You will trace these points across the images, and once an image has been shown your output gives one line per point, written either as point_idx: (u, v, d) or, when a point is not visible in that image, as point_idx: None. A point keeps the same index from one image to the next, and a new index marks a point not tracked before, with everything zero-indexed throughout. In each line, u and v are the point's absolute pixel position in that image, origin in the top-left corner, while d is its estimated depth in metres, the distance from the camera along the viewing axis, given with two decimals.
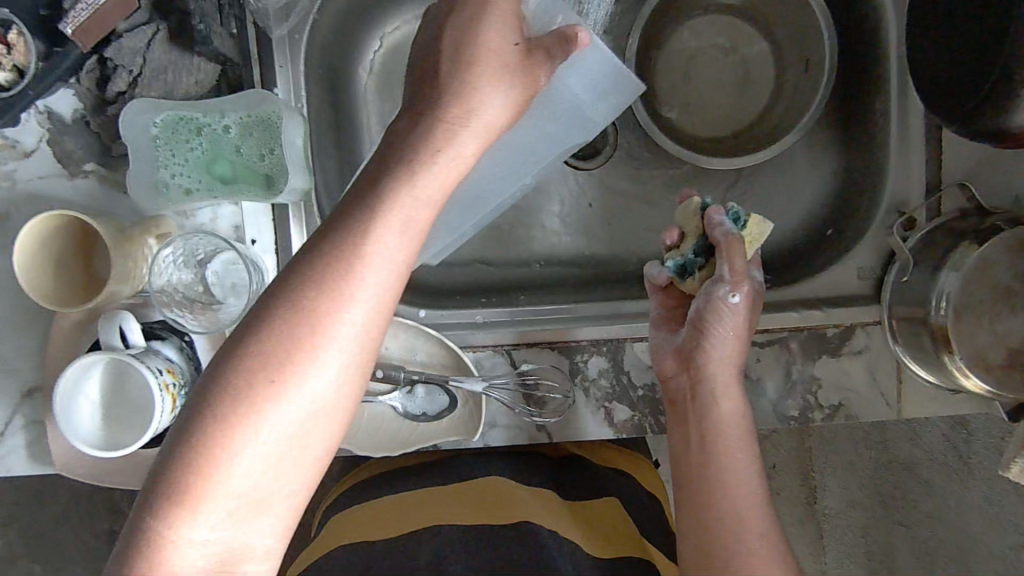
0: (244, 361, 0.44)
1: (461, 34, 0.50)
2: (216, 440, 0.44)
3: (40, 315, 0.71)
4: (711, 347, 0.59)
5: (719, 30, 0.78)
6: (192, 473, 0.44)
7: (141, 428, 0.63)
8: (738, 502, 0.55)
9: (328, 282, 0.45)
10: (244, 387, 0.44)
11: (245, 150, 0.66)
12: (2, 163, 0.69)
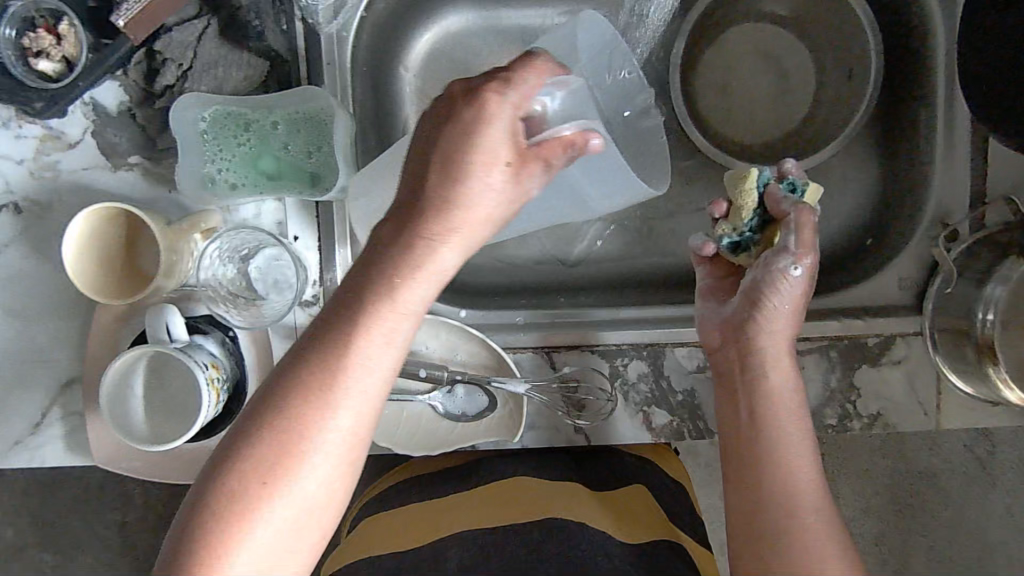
0: (250, 450, 0.47)
1: (459, 137, 0.47)
2: (227, 523, 0.46)
3: (79, 307, 0.71)
4: (763, 319, 0.59)
5: (761, 36, 0.78)
6: (199, 567, 0.46)
7: (185, 422, 0.63)
8: (791, 473, 0.55)
9: (311, 392, 0.47)
10: (238, 492, 0.46)
11: (293, 147, 0.67)
12: (46, 153, 0.69)
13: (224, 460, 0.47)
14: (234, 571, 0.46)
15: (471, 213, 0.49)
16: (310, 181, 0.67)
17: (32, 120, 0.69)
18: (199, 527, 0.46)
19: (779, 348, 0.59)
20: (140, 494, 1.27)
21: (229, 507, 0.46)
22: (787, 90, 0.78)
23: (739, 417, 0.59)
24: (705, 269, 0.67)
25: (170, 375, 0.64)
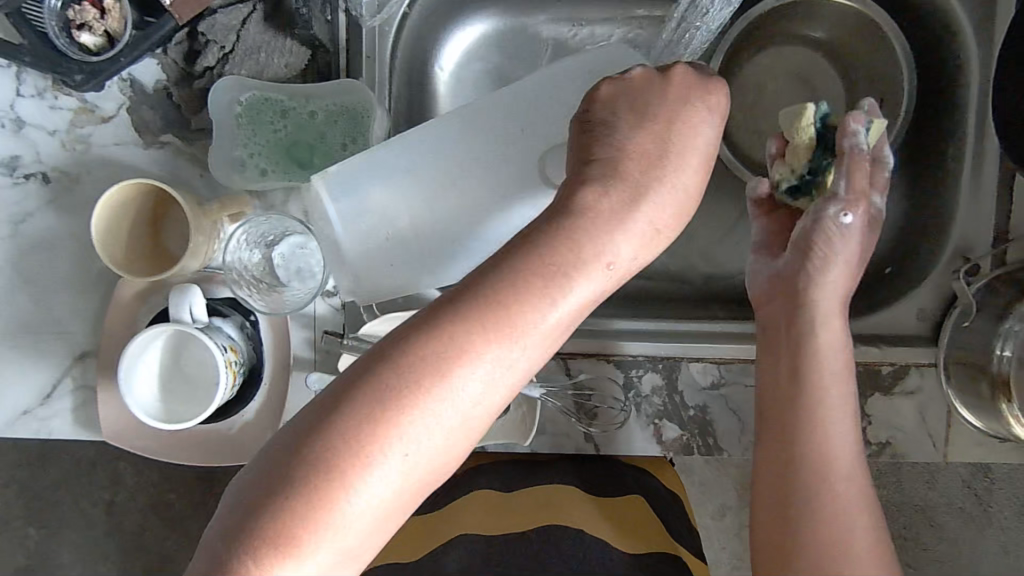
0: (373, 404, 0.40)
1: (654, 134, 0.49)
2: (321, 490, 0.39)
3: (99, 281, 0.71)
4: (817, 269, 0.58)
5: (794, 62, 0.79)
6: (299, 512, 0.39)
7: (202, 403, 0.63)
8: (831, 438, 0.56)
9: (466, 345, 0.41)
10: (362, 434, 0.40)
11: (326, 138, 0.67)
12: (80, 126, 0.70)
13: (351, 392, 0.41)
14: (336, 528, 0.39)
15: (653, 207, 0.47)
16: None
17: (68, 92, 0.69)
18: (283, 487, 0.39)
19: (832, 308, 0.58)
20: (130, 474, 1.26)
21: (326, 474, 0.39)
22: None
23: (778, 368, 0.58)
24: (759, 219, 0.65)
25: (189, 353, 0.64)
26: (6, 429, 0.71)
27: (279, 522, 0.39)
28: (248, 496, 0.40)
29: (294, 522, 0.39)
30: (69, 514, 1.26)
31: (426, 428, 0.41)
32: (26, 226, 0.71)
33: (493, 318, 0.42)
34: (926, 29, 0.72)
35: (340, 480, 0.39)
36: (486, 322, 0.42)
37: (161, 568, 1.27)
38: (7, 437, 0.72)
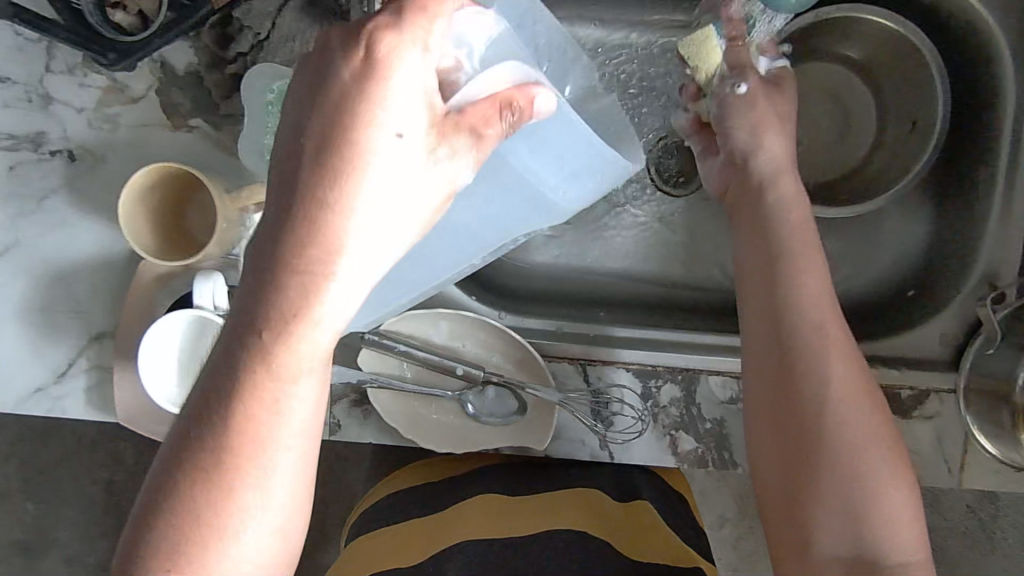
0: (245, 362, 0.39)
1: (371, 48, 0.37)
2: (233, 438, 0.39)
3: (118, 262, 0.71)
4: (751, 136, 0.62)
5: (824, 78, 0.79)
6: (212, 474, 0.39)
7: None
8: (815, 341, 0.53)
9: (287, 284, 0.38)
10: (245, 389, 0.40)
11: None
12: (108, 105, 0.69)
13: (227, 356, 0.40)
14: (263, 465, 0.40)
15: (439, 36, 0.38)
16: None
17: (97, 70, 0.68)
18: (191, 476, 0.39)
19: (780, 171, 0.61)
20: (130, 455, 1.26)
21: (215, 422, 0.40)
22: (842, 136, 0.79)
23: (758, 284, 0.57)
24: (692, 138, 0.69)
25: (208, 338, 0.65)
26: (20, 404, 0.71)
27: (198, 495, 0.39)
28: (164, 462, 0.40)
29: (204, 477, 0.40)
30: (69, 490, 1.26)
31: (287, 356, 0.40)
32: (48, 202, 0.70)
33: (320, 251, 0.38)
34: (963, 54, 0.71)
35: (239, 450, 0.40)
36: (327, 232, 0.38)
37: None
38: (21, 413, 0.71)
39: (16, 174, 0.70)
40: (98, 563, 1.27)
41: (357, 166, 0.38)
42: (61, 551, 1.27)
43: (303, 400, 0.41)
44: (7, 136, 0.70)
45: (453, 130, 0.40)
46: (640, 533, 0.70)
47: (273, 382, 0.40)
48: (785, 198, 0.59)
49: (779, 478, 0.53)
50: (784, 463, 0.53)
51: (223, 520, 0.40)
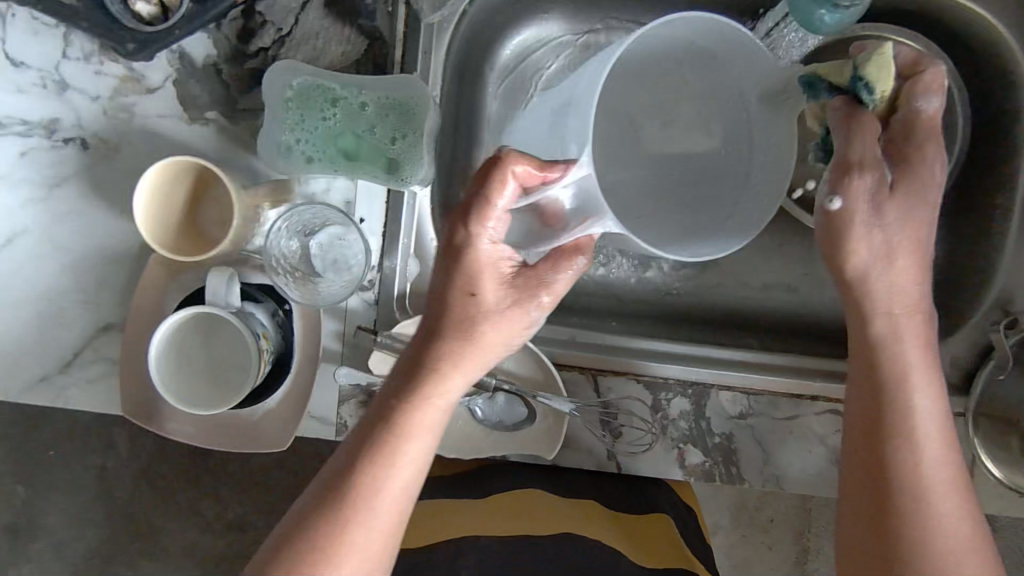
0: (379, 439, 0.50)
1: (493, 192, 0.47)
2: (358, 498, 0.49)
3: (128, 254, 0.70)
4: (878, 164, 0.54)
5: None
6: (343, 525, 0.49)
7: (230, 388, 0.63)
8: (916, 439, 0.54)
9: (418, 379, 0.51)
10: (372, 460, 0.50)
11: (375, 130, 0.66)
12: (123, 94, 0.68)
13: (365, 434, 0.51)
14: (381, 520, 0.50)
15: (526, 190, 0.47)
16: (386, 167, 0.66)
17: (115, 59, 0.68)
18: (325, 524, 0.49)
19: (916, 246, 0.55)
20: (125, 442, 1.26)
21: (337, 487, 0.50)
22: None
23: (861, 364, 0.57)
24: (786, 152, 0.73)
25: (221, 335, 0.64)
26: (24, 393, 0.71)
27: (332, 542, 0.49)
28: (303, 515, 0.50)
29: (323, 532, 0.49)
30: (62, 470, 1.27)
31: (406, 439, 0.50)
32: (60, 190, 0.69)
33: (441, 361, 0.50)
34: (986, 77, 0.71)
35: (362, 505, 0.49)
36: (446, 351, 0.50)
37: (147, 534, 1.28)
38: (24, 401, 0.71)
39: (28, 160, 0.69)
40: (86, 550, 1.28)
41: (467, 299, 0.50)
42: (51, 536, 1.28)
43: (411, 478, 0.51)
44: (21, 122, 0.69)
45: (536, 269, 0.50)
46: (648, 546, 0.70)
47: (398, 454, 0.50)
48: (916, 252, 0.55)
49: (858, 529, 0.55)
50: (864, 525, 0.55)
51: (344, 566, 0.48)
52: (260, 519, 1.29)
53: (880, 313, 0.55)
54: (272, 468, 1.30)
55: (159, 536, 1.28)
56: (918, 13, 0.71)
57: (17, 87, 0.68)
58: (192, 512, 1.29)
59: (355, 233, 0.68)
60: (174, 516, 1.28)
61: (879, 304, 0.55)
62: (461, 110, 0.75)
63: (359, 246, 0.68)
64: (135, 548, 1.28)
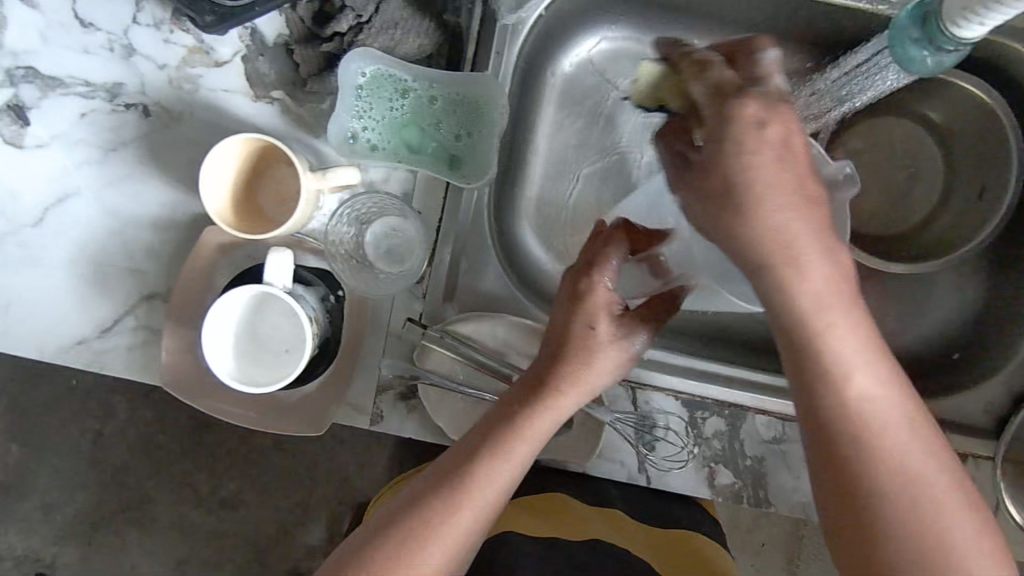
0: (494, 434, 0.50)
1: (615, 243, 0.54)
2: (463, 485, 0.48)
3: (179, 224, 0.70)
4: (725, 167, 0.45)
5: (899, 134, 0.79)
6: (442, 509, 0.48)
7: (279, 371, 0.63)
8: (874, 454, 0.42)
9: (540, 385, 0.51)
10: (485, 449, 0.49)
11: (442, 126, 0.67)
12: (190, 66, 0.68)
13: (480, 429, 0.51)
14: (478, 516, 0.48)
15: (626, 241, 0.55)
16: (448, 163, 0.67)
17: (186, 29, 0.67)
18: (425, 503, 0.48)
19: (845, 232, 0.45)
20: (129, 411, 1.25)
21: (406, 503, 0.48)
22: (911, 191, 0.79)
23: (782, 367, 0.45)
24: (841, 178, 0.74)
25: (271, 312, 0.64)
26: (60, 355, 0.70)
27: (428, 523, 0.47)
28: (405, 498, 0.49)
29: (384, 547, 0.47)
30: (59, 437, 1.32)
31: (489, 461, 0.49)
32: (115, 154, 0.69)
33: (561, 376, 0.51)
34: None
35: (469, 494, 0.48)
36: (559, 377, 0.51)
37: (134, 508, 1.32)
38: (60, 363, 0.70)
39: (87, 121, 0.69)
40: (75, 517, 1.33)
41: (585, 328, 0.51)
42: (39, 497, 1.33)
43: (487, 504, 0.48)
44: (84, 83, 0.68)
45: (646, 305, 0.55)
46: (671, 561, 0.68)
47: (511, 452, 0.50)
48: (790, 197, 0.44)
49: None
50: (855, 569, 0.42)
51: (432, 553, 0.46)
52: (253, 498, 1.33)
53: (789, 312, 0.44)
54: (271, 449, 1.32)
55: (149, 507, 1.33)
56: (981, 62, 0.72)
57: (84, 49, 0.68)
58: (185, 489, 1.32)
59: (413, 225, 0.68)
60: (163, 489, 1.32)
61: (761, 256, 0.44)
62: (520, 111, 0.75)
63: (416, 239, 0.68)
64: (124, 522, 1.33)
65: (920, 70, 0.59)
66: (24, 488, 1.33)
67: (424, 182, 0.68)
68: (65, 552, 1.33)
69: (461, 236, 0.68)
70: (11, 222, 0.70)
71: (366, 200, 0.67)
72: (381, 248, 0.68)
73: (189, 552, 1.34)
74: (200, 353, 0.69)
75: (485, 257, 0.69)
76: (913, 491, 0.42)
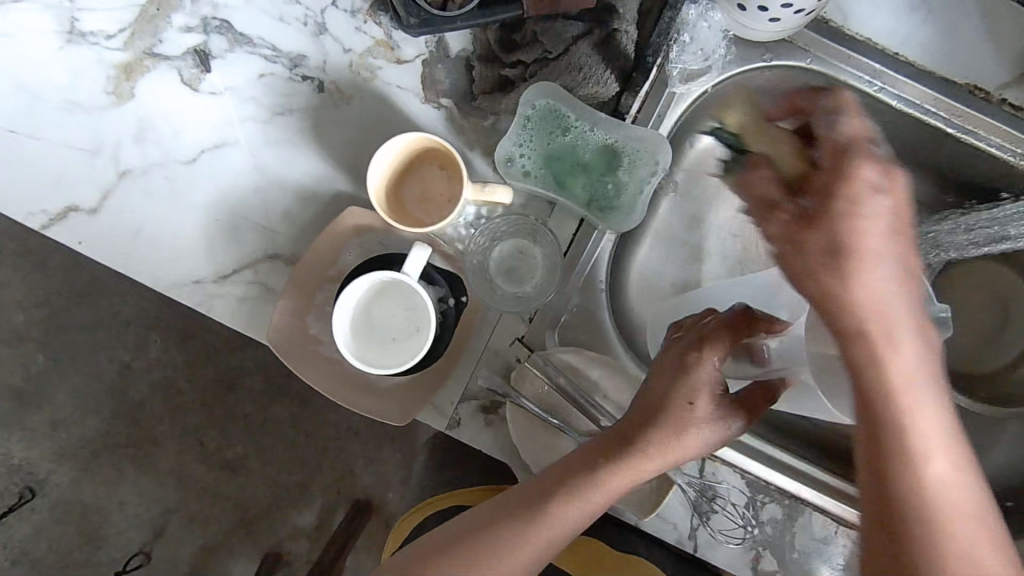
0: (528, 489, 0.55)
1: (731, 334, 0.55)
2: (479, 532, 0.54)
3: (319, 197, 0.73)
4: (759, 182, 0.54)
5: (998, 280, 0.81)
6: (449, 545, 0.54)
7: (395, 358, 0.67)
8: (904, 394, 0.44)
9: (597, 456, 0.54)
10: (510, 501, 0.55)
11: (593, 171, 0.70)
12: (374, 57, 0.72)
13: (522, 486, 0.56)
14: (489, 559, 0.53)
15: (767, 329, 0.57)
16: (590, 204, 0.70)
17: (379, 22, 0.72)
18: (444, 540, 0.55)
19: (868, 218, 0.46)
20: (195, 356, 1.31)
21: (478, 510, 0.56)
22: (999, 335, 0.81)
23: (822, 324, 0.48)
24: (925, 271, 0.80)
25: (391, 301, 0.68)
26: (176, 289, 0.73)
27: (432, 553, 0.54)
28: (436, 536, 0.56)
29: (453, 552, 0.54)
30: (90, 359, 1.34)
31: (545, 494, 0.54)
32: (280, 118, 0.73)
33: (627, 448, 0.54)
34: None
35: (482, 540, 0.54)
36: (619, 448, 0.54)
37: (141, 446, 1.34)
38: (173, 296, 0.73)
39: (263, 82, 0.73)
40: (80, 438, 1.34)
41: (682, 390, 0.53)
42: (51, 412, 1.35)
43: (551, 538, 0.53)
44: (271, 47, 0.73)
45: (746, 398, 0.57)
46: None
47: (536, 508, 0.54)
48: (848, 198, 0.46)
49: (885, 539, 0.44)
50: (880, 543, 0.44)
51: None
52: (257, 467, 1.33)
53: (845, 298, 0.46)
54: (287, 423, 1.32)
55: (156, 449, 1.34)
56: None
57: (280, 16, 0.72)
58: (194, 440, 1.34)
59: (542, 249, 0.72)
60: (175, 435, 1.34)
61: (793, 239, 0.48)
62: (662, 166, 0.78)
63: (541, 264, 0.72)
64: (130, 456, 1.34)
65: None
66: (40, 399, 1.35)
67: (562, 216, 0.71)
68: (60, 471, 1.35)
69: (579, 275, 0.70)
70: (166, 154, 0.73)
71: (502, 220, 0.72)
72: (501, 268, 0.73)
73: (181, 503, 1.34)
74: (309, 319, 0.71)
75: (595, 298, 0.71)
76: (925, 520, 0.43)
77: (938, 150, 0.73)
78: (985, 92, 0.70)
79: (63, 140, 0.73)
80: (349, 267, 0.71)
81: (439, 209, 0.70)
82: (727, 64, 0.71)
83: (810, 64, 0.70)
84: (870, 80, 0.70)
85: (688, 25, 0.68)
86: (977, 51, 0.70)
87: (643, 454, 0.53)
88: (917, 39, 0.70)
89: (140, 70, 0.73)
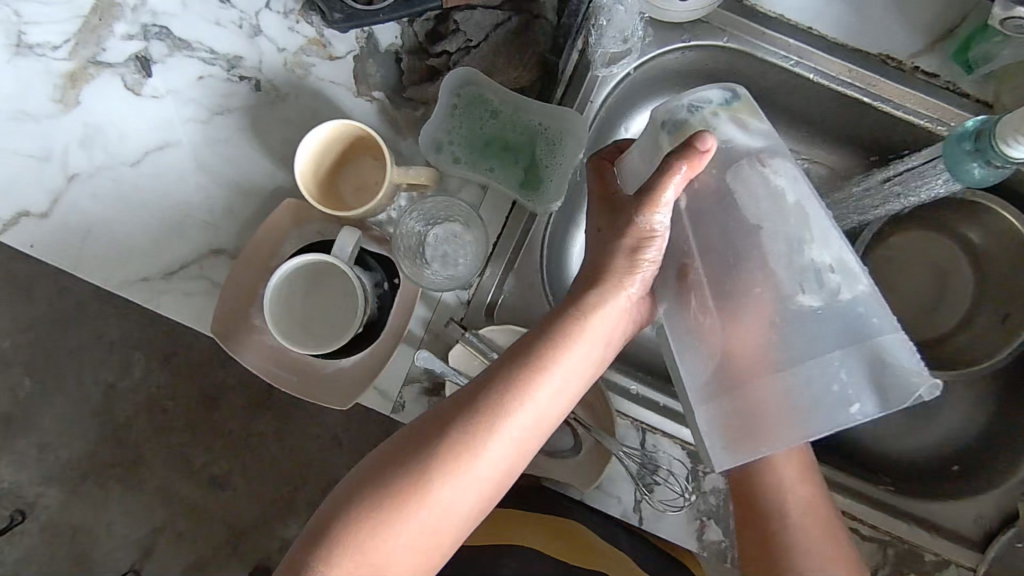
0: (448, 428, 0.53)
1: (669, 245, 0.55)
2: (398, 486, 0.51)
3: (260, 192, 0.75)
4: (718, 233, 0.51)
5: (933, 249, 0.82)
6: (379, 503, 0.51)
7: (326, 340, 0.69)
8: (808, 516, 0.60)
9: (513, 388, 0.53)
10: (435, 452, 0.52)
11: (518, 154, 0.75)
12: (307, 55, 0.75)
13: (437, 424, 0.53)
14: (426, 512, 0.51)
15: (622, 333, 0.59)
16: (517, 184, 0.74)
17: (311, 22, 0.75)
18: (362, 499, 0.52)
19: (756, 384, 0.50)
20: (175, 371, 1.32)
21: (380, 478, 0.52)
22: (938, 305, 0.82)
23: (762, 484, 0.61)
24: (843, 130, 0.78)
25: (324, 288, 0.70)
26: (126, 286, 0.75)
27: (354, 526, 0.51)
28: (344, 492, 0.53)
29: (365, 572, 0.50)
30: (73, 378, 1.32)
31: (437, 486, 0.52)
32: (219, 117, 0.75)
33: (535, 371, 0.54)
34: None
35: (405, 487, 0.51)
36: (525, 372, 0.54)
37: (125, 465, 1.32)
38: (123, 294, 0.75)
39: (202, 84, 0.76)
40: (68, 460, 1.32)
41: (580, 330, 0.55)
42: (38, 434, 1.32)
43: (484, 472, 0.53)
44: (208, 50, 0.76)
45: (616, 318, 0.57)
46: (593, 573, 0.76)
47: (469, 448, 0.52)
48: (744, 383, 0.51)
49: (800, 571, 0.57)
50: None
51: (369, 546, 0.50)
52: (242, 479, 1.32)
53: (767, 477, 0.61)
54: (272, 436, 1.31)
55: (140, 465, 1.32)
56: None
57: (216, 20, 0.76)
58: (180, 456, 1.32)
59: (472, 235, 0.73)
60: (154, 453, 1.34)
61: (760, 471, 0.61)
62: (597, 143, 0.79)
63: (470, 249, 0.73)
64: (116, 475, 1.32)
65: (966, 180, 0.63)
66: (27, 422, 1.32)
67: (495, 197, 0.74)
68: (49, 493, 1.32)
69: (511, 254, 0.73)
70: (112, 158, 0.76)
71: (434, 204, 0.73)
72: (431, 249, 0.72)
73: (159, 522, 1.32)
74: (252, 310, 0.73)
75: (532, 279, 0.74)
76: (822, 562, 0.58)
77: (860, 118, 0.75)
78: (898, 61, 0.72)
79: (14, 148, 0.75)
80: (288, 258, 0.73)
81: (370, 196, 0.72)
82: (646, 46, 0.73)
83: (727, 43, 0.73)
84: (786, 54, 0.72)
85: (605, 8, 0.69)
86: (887, 20, 0.72)
87: (552, 370, 0.54)
88: (828, 13, 0.73)
89: (85, 78, 0.76)
